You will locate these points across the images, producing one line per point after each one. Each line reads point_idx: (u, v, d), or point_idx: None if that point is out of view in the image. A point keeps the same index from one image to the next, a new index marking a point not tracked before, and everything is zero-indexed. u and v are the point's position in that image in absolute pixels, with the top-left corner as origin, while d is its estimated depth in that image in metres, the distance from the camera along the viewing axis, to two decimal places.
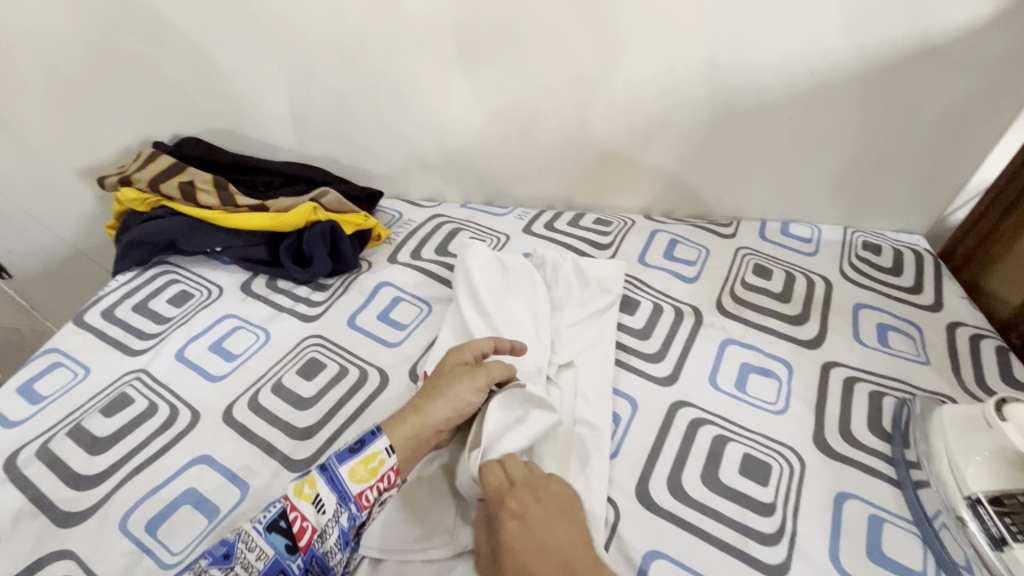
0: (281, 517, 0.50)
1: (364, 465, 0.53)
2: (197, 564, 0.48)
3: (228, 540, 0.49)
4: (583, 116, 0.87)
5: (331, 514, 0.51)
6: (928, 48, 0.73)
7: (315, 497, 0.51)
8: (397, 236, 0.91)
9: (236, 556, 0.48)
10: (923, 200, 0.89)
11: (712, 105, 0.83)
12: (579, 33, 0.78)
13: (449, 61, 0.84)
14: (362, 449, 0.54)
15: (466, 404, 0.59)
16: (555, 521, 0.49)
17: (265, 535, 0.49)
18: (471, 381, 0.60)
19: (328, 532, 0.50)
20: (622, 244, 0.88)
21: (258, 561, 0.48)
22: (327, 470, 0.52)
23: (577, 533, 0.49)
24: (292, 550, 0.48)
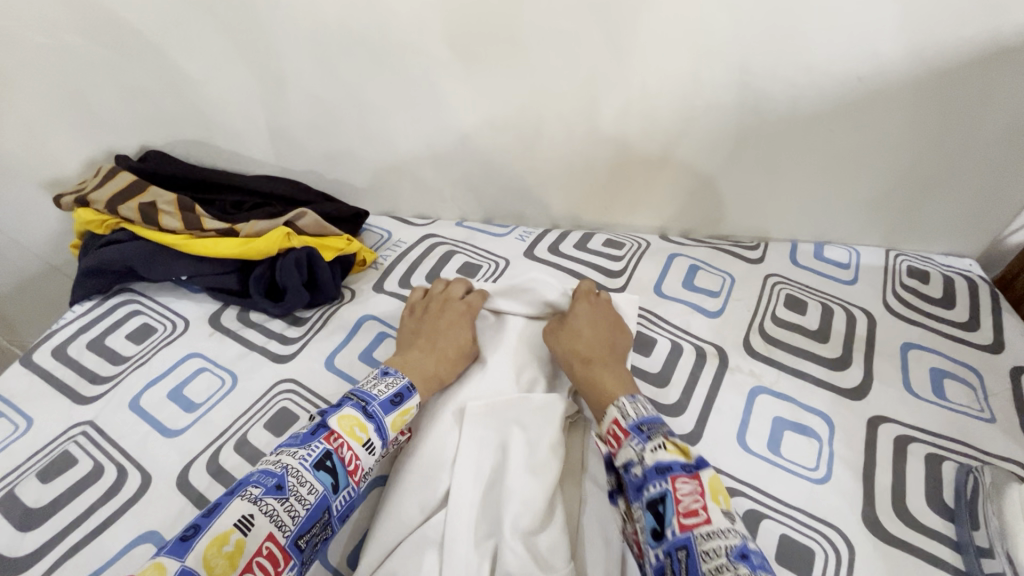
0: (329, 456, 0.49)
1: (403, 417, 0.56)
2: (246, 492, 0.45)
3: (278, 472, 0.47)
4: (593, 126, 0.77)
5: (375, 457, 0.53)
6: (998, 50, 0.62)
7: (366, 440, 0.52)
8: (384, 259, 0.82)
9: (288, 488, 0.47)
10: (978, 220, 0.79)
11: (739, 115, 0.73)
12: (588, 33, 0.68)
13: (441, 64, 0.74)
14: (402, 402, 0.57)
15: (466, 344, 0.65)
16: (594, 317, 0.65)
17: (315, 472, 0.48)
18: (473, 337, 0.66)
19: (367, 474, 0.53)
20: (636, 271, 0.79)
21: (310, 494, 0.47)
22: (374, 419, 0.54)
23: (618, 324, 0.67)
24: (338, 488, 0.49)
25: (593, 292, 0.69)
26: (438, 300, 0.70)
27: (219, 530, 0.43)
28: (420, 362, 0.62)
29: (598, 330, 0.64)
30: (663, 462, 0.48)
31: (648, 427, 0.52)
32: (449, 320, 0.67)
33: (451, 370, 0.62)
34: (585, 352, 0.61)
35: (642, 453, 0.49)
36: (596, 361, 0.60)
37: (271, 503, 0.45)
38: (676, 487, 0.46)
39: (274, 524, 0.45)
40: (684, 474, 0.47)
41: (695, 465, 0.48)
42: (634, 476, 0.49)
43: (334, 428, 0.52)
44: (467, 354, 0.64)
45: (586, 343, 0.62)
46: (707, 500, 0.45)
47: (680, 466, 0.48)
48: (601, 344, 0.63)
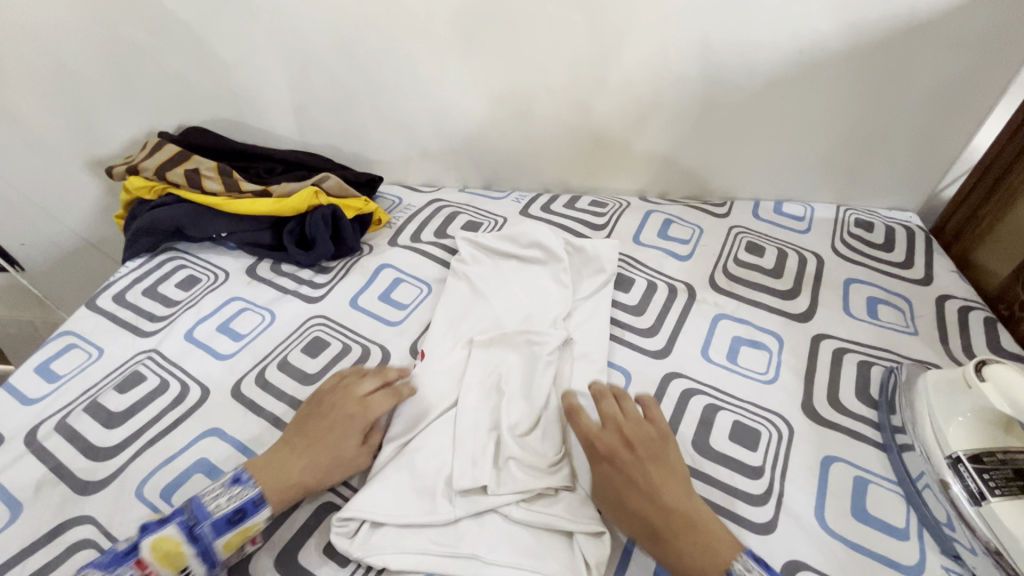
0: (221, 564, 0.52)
1: (239, 538, 0.52)
2: None
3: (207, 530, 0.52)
4: (578, 99, 0.88)
5: None
6: (915, 24, 0.74)
7: (181, 567, 0.50)
8: (397, 220, 0.93)
9: None
10: (915, 176, 0.90)
11: (703, 86, 0.84)
12: (572, 18, 0.79)
13: (445, 46, 0.85)
14: (241, 520, 0.52)
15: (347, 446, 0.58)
16: (631, 467, 0.55)
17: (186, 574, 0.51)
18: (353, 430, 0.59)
19: None
20: (618, 224, 0.90)
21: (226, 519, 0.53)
22: (200, 542, 0.51)
23: (662, 453, 0.56)
24: None
25: (617, 436, 0.57)
26: (342, 393, 0.62)
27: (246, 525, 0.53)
28: (290, 467, 0.56)
29: (642, 484, 0.53)
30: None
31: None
32: (344, 426, 0.59)
33: (320, 479, 0.56)
34: (647, 516, 0.52)
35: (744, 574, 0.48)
36: (665, 533, 0.50)
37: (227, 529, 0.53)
38: None
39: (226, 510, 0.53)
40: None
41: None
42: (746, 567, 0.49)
43: (146, 552, 0.50)
44: (343, 465, 0.58)
45: (642, 505, 0.52)
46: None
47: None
48: (649, 496, 0.52)
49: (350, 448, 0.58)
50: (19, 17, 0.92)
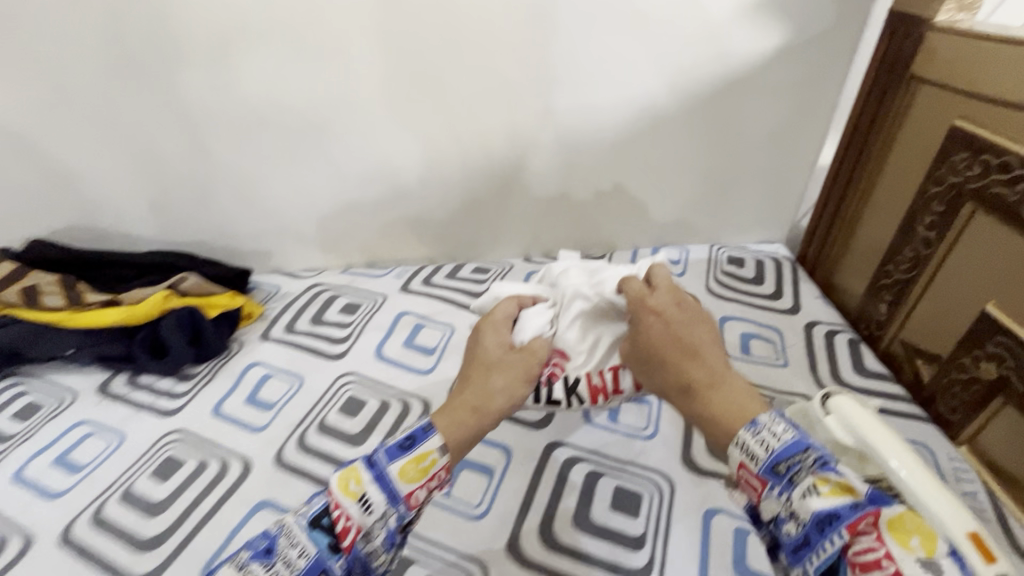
0: (324, 515, 0.47)
1: (416, 466, 0.49)
2: (238, 555, 0.47)
3: (271, 534, 0.47)
4: (443, 173, 0.90)
5: (378, 514, 0.47)
6: (734, 79, 0.81)
7: (361, 495, 0.47)
8: (271, 311, 0.88)
9: (277, 552, 0.46)
10: (773, 211, 0.96)
11: (560, 149, 0.87)
12: (418, 98, 0.82)
13: (300, 132, 0.85)
14: (409, 446, 0.50)
15: (505, 394, 0.56)
16: (673, 324, 0.54)
17: (309, 533, 0.47)
18: (504, 352, 0.59)
19: (373, 532, 0.47)
20: (498, 289, 0.89)
21: (300, 558, 0.46)
22: (376, 467, 0.49)
23: (676, 340, 0.53)
24: (334, 550, 0.46)
25: (497, 320, 0.63)
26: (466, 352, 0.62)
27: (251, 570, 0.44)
28: (444, 402, 0.56)
29: (677, 342, 0.53)
30: (824, 512, 0.39)
31: (788, 465, 0.42)
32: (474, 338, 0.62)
33: (486, 395, 0.55)
34: (683, 380, 0.51)
35: (792, 506, 0.41)
36: (699, 387, 0.50)
37: (254, 570, 0.46)
38: (852, 544, 0.38)
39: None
40: (838, 524, 0.38)
41: (870, 502, 0.38)
42: (783, 532, 0.42)
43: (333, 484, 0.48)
44: (477, 345, 0.60)
45: (691, 366, 0.51)
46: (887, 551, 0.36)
47: (817, 523, 0.39)
48: (678, 347, 0.53)
49: (496, 353, 0.59)
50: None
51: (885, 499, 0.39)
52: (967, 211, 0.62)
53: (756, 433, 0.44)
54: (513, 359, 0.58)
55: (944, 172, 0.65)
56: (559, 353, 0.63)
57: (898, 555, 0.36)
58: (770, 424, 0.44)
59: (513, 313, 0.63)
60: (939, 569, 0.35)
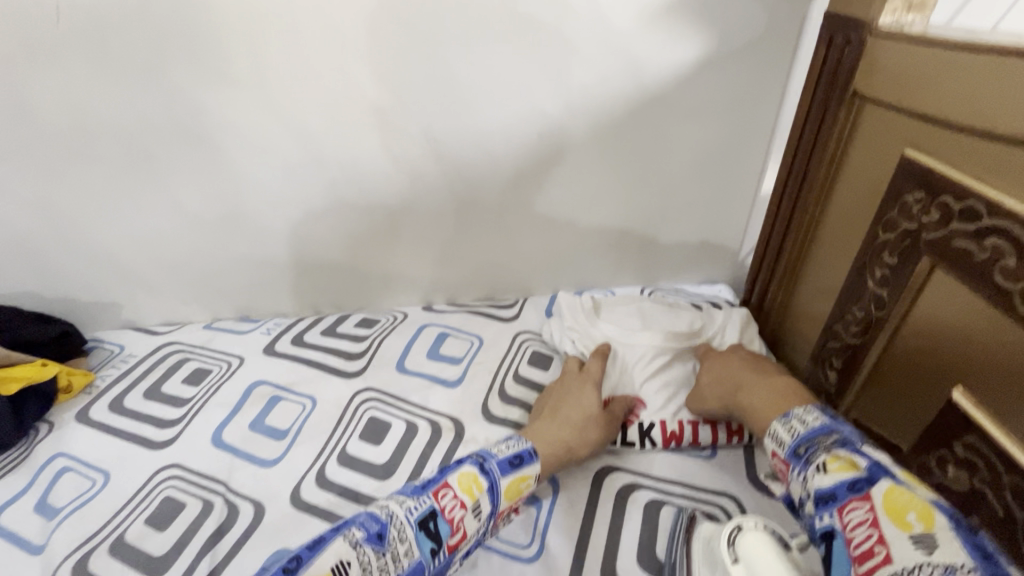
0: (434, 514, 0.46)
1: (519, 485, 0.51)
2: (348, 532, 0.43)
3: (382, 520, 0.45)
4: (314, 211, 0.75)
5: (482, 523, 0.49)
6: (649, 99, 0.67)
7: (476, 502, 0.48)
8: (102, 380, 0.73)
9: (388, 541, 0.44)
10: (711, 248, 0.82)
11: (450, 183, 0.73)
12: (270, 125, 0.68)
13: (132, 166, 0.70)
14: (521, 465, 0.52)
15: (597, 440, 0.58)
16: (727, 362, 0.62)
17: (417, 532, 0.45)
18: (591, 397, 0.61)
19: (470, 541, 0.48)
20: (380, 349, 0.74)
21: (405, 557, 0.44)
22: (491, 475, 0.50)
23: (770, 390, 0.54)
24: (435, 555, 0.45)
25: (588, 373, 0.64)
26: (569, 374, 0.65)
27: (320, 568, 0.40)
28: (530, 431, 0.58)
29: (729, 378, 0.59)
30: (839, 484, 0.40)
31: (807, 448, 0.45)
32: (574, 388, 0.62)
33: (579, 439, 0.57)
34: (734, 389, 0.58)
35: (807, 485, 0.43)
36: (745, 389, 0.56)
37: (368, 554, 0.42)
38: (846, 521, 0.38)
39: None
40: (852, 497, 0.39)
41: (869, 478, 0.39)
42: (806, 517, 0.43)
43: (455, 482, 0.49)
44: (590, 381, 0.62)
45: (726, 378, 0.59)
46: (882, 530, 0.36)
47: (847, 488, 0.40)
48: (735, 380, 0.58)
49: (596, 403, 0.60)
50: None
51: (880, 474, 0.39)
52: (925, 266, 0.48)
53: (787, 425, 0.48)
54: (609, 417, 0.60)
55: (896, 215, 0.51)
56: (638, 401, 0.64)
57: (892, 538, 0.35)
58: (801, 415, 0.48)
59: (602, 371, 0.64)
60: (934, 545, 0.33)
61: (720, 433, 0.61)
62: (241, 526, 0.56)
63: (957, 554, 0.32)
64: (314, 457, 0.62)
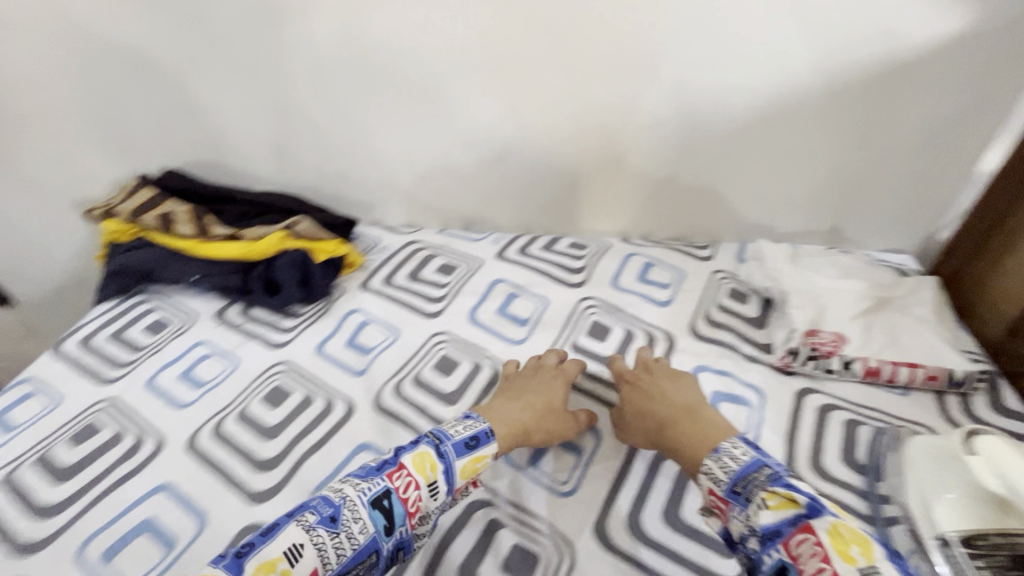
0: (387, 496, 0.52)
1: (474, 464, 0.57)
2: (302, 518, 0.50)
3: (336, 503, 0.50)
4: (555, 142, 0.87)
5: (438, 500, 0.54)
6: (897, 67, 0.72)
7: (432, 481, 0.54)
8: (372, 261, 0.91)
9: (341, 523, 0.50)
10: (908, 218, 0.87)
11: (683, 129, 0.82)
12: (544, 62, 0.79)
13: (421, 89, 0.84)
14: (476, 447, 0.58)
15: (559, 429, 0.64)
16: (657, 391, 0.64)
17: (370, 510, 0.51)
18: (562, 388, 0.68)
19: (428, 517, 0.54)
20: (596, 267, 0.87)
21: (360, 535, 0.50)
22: (445, 459, 0.55)
23: (681, 407, 0.61)
24: (388, 532, 0.51)
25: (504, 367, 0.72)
26: (545, 365, 0.70)
27: (269, 555, 0.46)
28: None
29: (663, 403, 0.62)
30: (771, 525, 0.45)
31: (743, 485, 0.49)
32: (475, 371, 0.70)
33: (538, 424, 0.63)
34: (659, 419, 0.60)
35: (749, 522, 0.47)
36: (670, 424, 0.59)
37: (322, 535, 0.48)
38: (794, 553, 0.43)
39: (319, 560, 0.47)
40: (794, 532, 0.44)
41: (807, 514, 0.44)
42: (744, 549, 0.47)
43: (406, 463, 0.54)
44: (557, 376, 0.69)
45: (666, 406, 0.61)
46: (832, 565, 0.41)
47: (789, 523, 0.45)
48: (666, 402, 0.61)
49: (562, 397, 0.67)
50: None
51: (820, 510, 0.44)
52: None
53: (719, 461, 0.52)
54: (566, 412, 0.66)
55: None
56: (838, 337, 0.70)
57: (843, 571, 0.40)
58: (729, 450, 0.53)
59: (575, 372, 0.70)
60: None
61: (919, 374, 0.68)
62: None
63: None
64: (552, 341, 0.77)
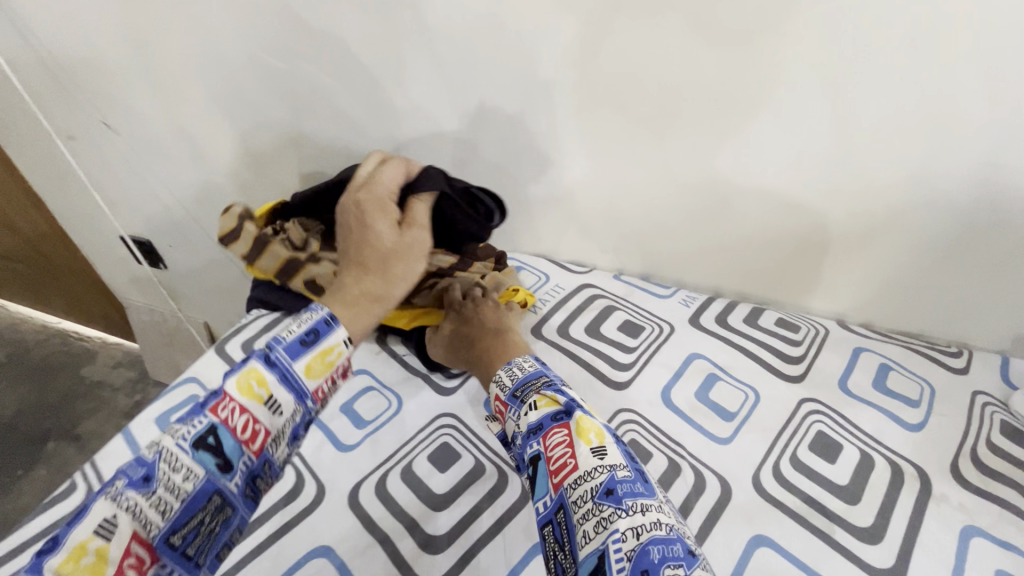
0: (209, 436, 0.45)
1: (320, 361, 0.54)
2: (109, 485, 0.41)
3: (148, 461, 0.42)
4: (791, 202, 0.73)
5: (284, 415, 0.50)
6: None
7: (269, 397, 0.49)
8: (543, 304, 0.83)
9: (157, 479, 0.42)
10: None
11: (971, 209, 0.65)
12: (812, 111, 0.65)
13: (644, 121, 0.73)
14: (314, 343, 0.54)
15: (394, 286, 0.65)
16: (469, 310, 0.72)
17: (194, 454, 0.44)
18: (402, 250, 0.66)
19: (280, 436, 0.50)
20: (816, 360, 0.72)
21: (186, 483, 0.43)
22: (280, 368, 0.51)
23: (490, 331, 0.69)
24: (224, 471, 0.45)
25: (386, 207, 0.68)
26: (366, 202, 0.67)
27: (77, 539, 0.38)
28: (345, 285, 0.63)
29: (483, 325, 0.70)
30: (536, 423, 0.53)
31: (523, 389, 0.57)
32: (373, 229, 0.66)
33: (386, 290, 0.64)
34: (474, 337, 0.69)
35: (518, 422, 0.55)
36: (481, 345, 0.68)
37: (134, 498, 0.40)
38: (547, 448, 0.50)
39: (139, 522, 0.40)
40: (553, 425, 0.51)
41: (565, 413, 0.52)
42: (516, 445, 0.54)
43: (229, 389, 0.47)
44: (382, 217, 0.67)
45: (471, 330, 0.70)
46: (575, 447, 0.48)
47: (551, 419, 0.52)
48: (481, 327, 0.70)
49: (395, 248, 0.66)
50: (202, 40, 0.91)
51: (574, 407, 0.52)
52: None
53: (509, 372, 0.60)
54: (396, 268, 0.65)
55: None
56: None
57: (579, 453, 0.48)
58: (520, 363, 0.62)
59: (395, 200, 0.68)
60: (604, 453, 0.47)
61: None
62: (713, 494, 0.59)
63: (617, 459, 0.47)
64: (766, 449, 0.63)
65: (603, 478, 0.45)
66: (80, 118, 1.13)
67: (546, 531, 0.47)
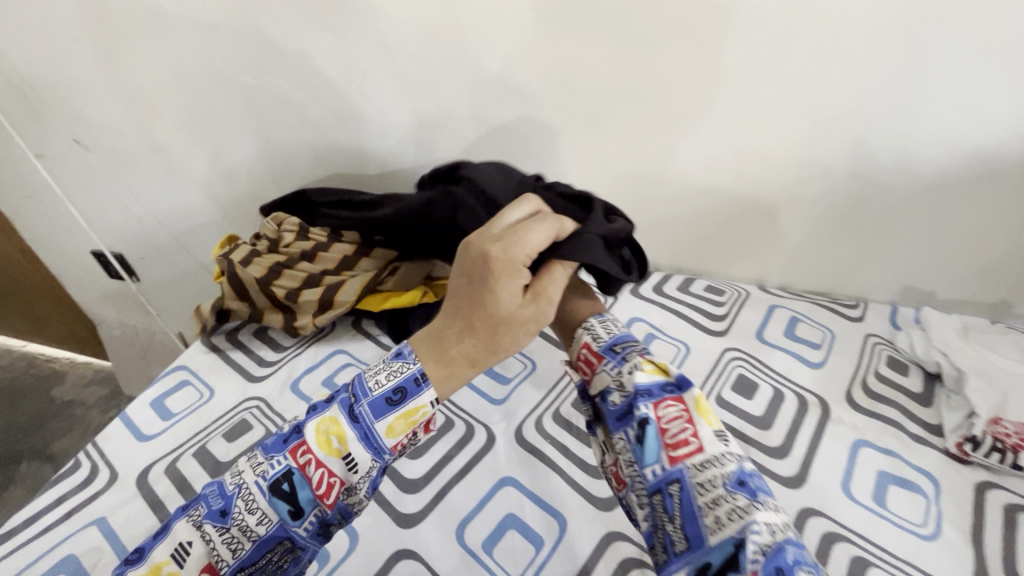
0: (281, 483, 0.51)
1: (403, 421, 0.54)
2: (196, 509, 0.52)
3: (228, 497, 0.51)
4: (709, 183, 0.85)
5: (361, 474, 0.53)
6: None
7: (344, 453, 0.52)
8: None
9: (231, 517, 0.50)
10: None
11: (851, 181, 0.78)
12: (717, 104, 0.77)
13: (580, 118, 0.84)
14: (400, 402, 0.54)
15: (517, 344, 0.58)
16: None
17: (268, 497, 0.51)
18: (520, 305, 0.55)
19: (356, 487, 0.53)
20: (738, 317, 0.84)
21: (259, 526, 0.50)
22: (360, 423, 0.53)
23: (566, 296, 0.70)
24: (293, 518, 0.51)
25: (507, 248, 0.54)
26: (495, 250, 0.54)
27: (157, 559, 0.50)
28: (445, 341, 0.57)
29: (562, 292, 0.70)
30: (643, 385, 0.56)
31: (622, 348, 0.60)
32: (482, 280, 0.55)
33: (488, 354, 0.57)
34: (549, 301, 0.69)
35: (620, 379, 0.57)
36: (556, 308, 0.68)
37: (210, 531, 0.50)
38: (661, 416, 0.54)
39: (213, 555, 0.50)
40: (665, 396, 0.56)
41: (677, 386, 0.56)
42: (612, 403, 0.58)
43: (310, 437, 0.52)
44: (507, 267, 0.54)
45: None
46: (695, 425, 0.53)
47: (660, 388, 0.56)
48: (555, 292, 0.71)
49: (513, 304, 0.55)
50: (173, 59, 0.98)
51: (689, 385, 0.56)
52: None
53: (603, 324, 0.64)
54: (524, 315, 0.56)
55: None
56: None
57: (702, 435, 0.52)
58: (601, 326, 0.64)
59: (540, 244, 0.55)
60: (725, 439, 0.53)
61: None
62: None
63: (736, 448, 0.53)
64: None
65: (733, 466, 0.50)
66: (51, 136, 1.17)
67: (654, 498, 0.52)
